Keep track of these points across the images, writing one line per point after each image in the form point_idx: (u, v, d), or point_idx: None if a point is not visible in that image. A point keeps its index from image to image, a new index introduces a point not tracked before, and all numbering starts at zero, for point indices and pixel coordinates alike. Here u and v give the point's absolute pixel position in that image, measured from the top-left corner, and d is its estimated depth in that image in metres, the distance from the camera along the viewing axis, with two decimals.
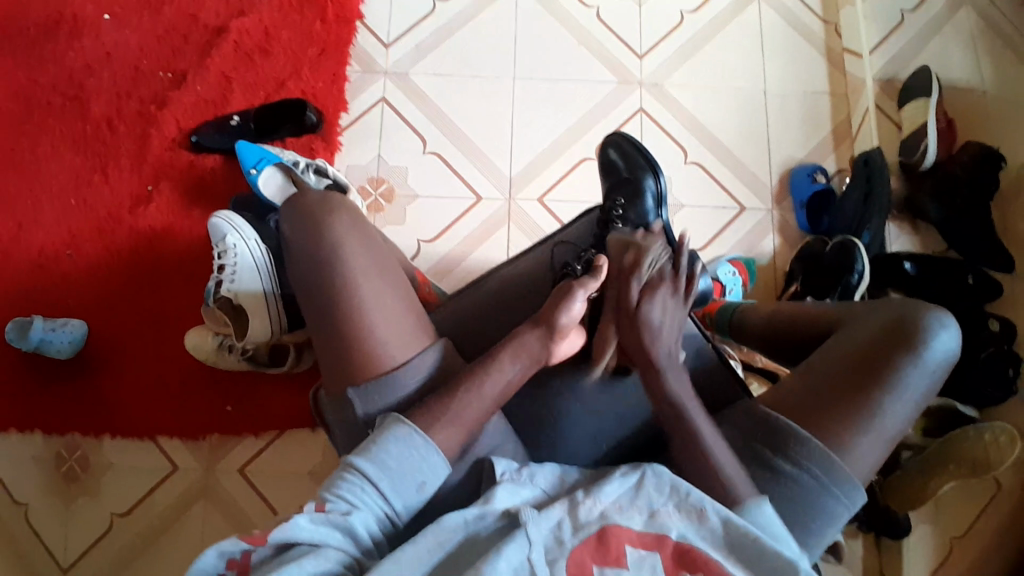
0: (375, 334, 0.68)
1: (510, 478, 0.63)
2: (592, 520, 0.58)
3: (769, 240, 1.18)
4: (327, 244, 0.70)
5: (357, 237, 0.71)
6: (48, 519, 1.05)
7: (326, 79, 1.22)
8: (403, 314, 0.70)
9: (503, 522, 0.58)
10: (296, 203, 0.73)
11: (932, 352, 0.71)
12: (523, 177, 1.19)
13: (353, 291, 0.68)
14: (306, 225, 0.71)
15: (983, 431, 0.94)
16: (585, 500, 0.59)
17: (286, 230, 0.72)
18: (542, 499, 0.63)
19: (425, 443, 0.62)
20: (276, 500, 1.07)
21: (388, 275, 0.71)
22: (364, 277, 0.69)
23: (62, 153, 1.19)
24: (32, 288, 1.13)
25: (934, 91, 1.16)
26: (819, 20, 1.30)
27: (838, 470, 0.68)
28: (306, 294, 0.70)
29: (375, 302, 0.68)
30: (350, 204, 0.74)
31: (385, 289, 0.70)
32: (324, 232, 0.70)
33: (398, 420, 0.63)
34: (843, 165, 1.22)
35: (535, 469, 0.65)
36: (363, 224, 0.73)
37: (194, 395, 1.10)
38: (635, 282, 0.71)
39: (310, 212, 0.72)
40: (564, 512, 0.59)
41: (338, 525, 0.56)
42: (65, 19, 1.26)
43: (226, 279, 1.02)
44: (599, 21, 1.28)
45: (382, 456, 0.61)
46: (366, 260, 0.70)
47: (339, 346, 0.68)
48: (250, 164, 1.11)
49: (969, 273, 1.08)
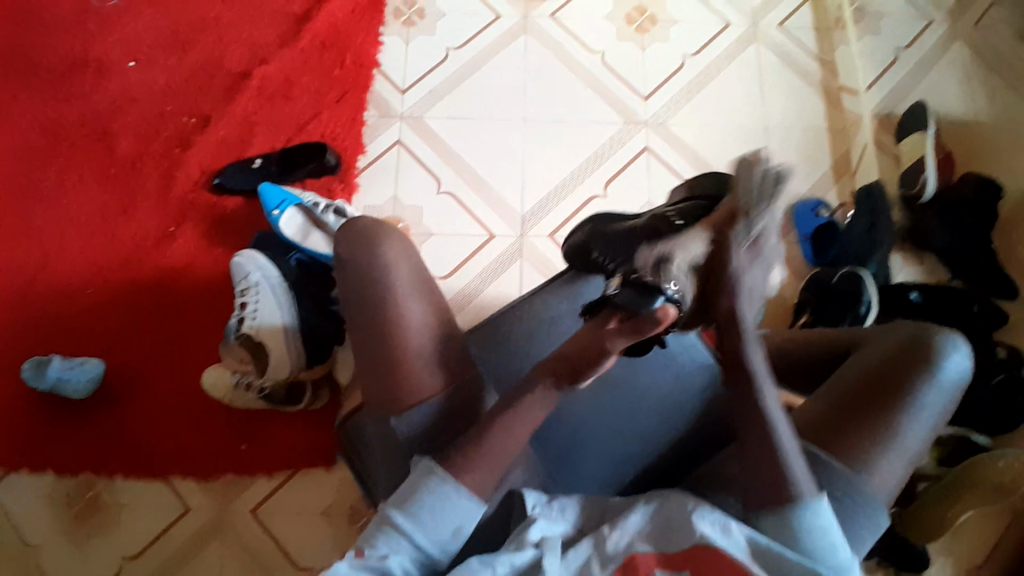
0: (416, 353, 0.72)
1: (542, 511, 0.66)
2: (620, 551, 0.62)
3: (777, 272, 1.21)
4: (377, 267, 0.74)
5: (405, 261, 0.76)
6: (61, 561, 1.05)
7: (344, 123, 1.27)
8: (442, 353, 0.74)
9: (534, 556, 0.61)
10: (349, 226, 0.77)
11: (946, 372, 0.74)
12: (535, 214, 1.23)
13: (401, 313, 0.72)
14: (358, 245, 0.75)
15: (999, 457, 0.95)
16: (612, 532, 0.63)
17: (341, 251, 0.77)
18: (571, 533, 0.66)
19: (459, 493, 0.63)
20: (292, 542, 1.07)
21: (433, 321, 0.74)
22: (410, 300, 0.74)
23: (85, 193, 1.23)
24: (53, 325, 1.15)
25: (931, 125, 1.20)
26: (816, 60, 1.35)
27: (863, 493, 0.69)
28: (354, 316, 0.74)
29: (418, 327, 0.73)
30: (396, 228, 0.78)
31: (426, 312, 0.74)
32: (376, 255, 0.75)
33: (431, 469, 0.64)
34: (846, 198, 1.25)
35: (565, 501, 0.68)
36: (410, 248, 0.77)
37: (214, 432, 1.11)
38: (764, 206, 0.55)
39: (363, 232, 0.76)
40: (591, 546, 0.63)
41: (376, 569, 0.59)
42: (91, 64, 1.31)
43: (247, 316, 1.06)
44: (604, 65, 1.33)
45: (417, 509, 0.62)
46: (415, 287, 0.75)
47: (383, 372, 0.72)
48: (273, 204, 1.15)
49: (975, 302, 1.11)
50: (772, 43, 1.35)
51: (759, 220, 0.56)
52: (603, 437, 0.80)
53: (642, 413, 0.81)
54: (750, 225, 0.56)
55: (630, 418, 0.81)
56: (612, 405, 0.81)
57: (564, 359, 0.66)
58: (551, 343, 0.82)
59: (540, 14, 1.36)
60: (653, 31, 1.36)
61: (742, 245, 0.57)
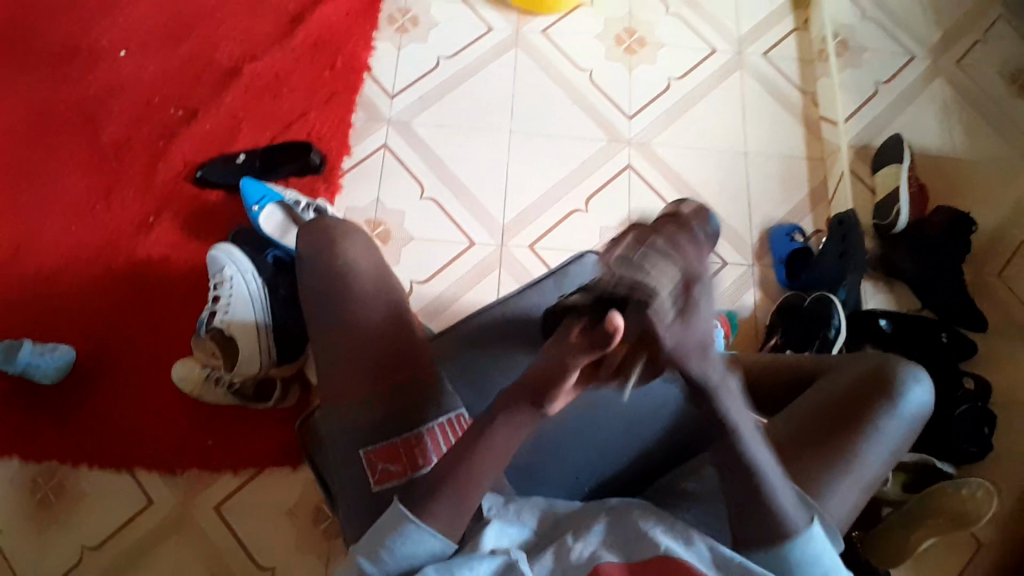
0: (371, 337, 0.79)
1: (498, 513, 0.68)
2: (583, 560, 0.63)
3: (752, 293, 1.22)
4: (339, 262, 0.83)
5: (364, 256, 0.84)
6: (18, 549, 1.03)
7: (331, 124, 1.28)
8: (400, 341, 0.79)
9: (498, 562, 0.61)
10: (314, 225, 0.87)
11: (906, 404, 0.76)
12: (516, 224, 1.24)
13: (356, 304, 0.80)
14: (321, 241, 0.85)
15: (961, 486, 0.95)
16: (575, 543, 0.64)
17: (306, 247, 0.85)
18: (530, 537, 0.67)
19: (426, 532, 0.63)
20: (253, 542, 1.05)
21: (390, 313, 0.81)
22: (368, 291, 0.81)
23: (66, 179, 1.22)
24: (23, 309, 1.13)
25: (905, 158, 1.23)
26: (798, 90, 1.38)
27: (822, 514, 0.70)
28: (315, 306, 0.82)
29: (373, 315, 0.80)
30: (360, 228, 0.87)
31: (381, 302, 0.81)
32: (341, 255, 0.83)
33: (400, 514, 0.64)
34: (821, 225, 1.28)
35: (521, 505, 0.69)
36: (371, 245, 0.86)
37: (179, 425, 1.09)
38: (654, 262, 0.51)
39: (328, 231, 0.85)
40: (553, 560, 0.63)
41: None
42: (80, 51, 1.31)
43: (220, 310, 1.05)
44: (592, 83, 1.35)
45: (385, 555, 0.63)
46: (374, 283, 0.82)
47: (345, 355, 0.78)
48: (252, 200, 1.15)
49: (943, 332, 1.13)
50: (756, 70, 1.38)
51: (666, 282, 0.50)
52: (568, 448, 0.82)
53: (608, 425, 0.83)
54: (658, 292, 0.50)
55: (596, 429, 0.83)
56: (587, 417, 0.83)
57: (525, 387, 0.64)
58: (522, 342, 0.85)
59: (531, 30, 1.39)
60: (640, 53, 1.38)
61: (667, 315, 0.51)
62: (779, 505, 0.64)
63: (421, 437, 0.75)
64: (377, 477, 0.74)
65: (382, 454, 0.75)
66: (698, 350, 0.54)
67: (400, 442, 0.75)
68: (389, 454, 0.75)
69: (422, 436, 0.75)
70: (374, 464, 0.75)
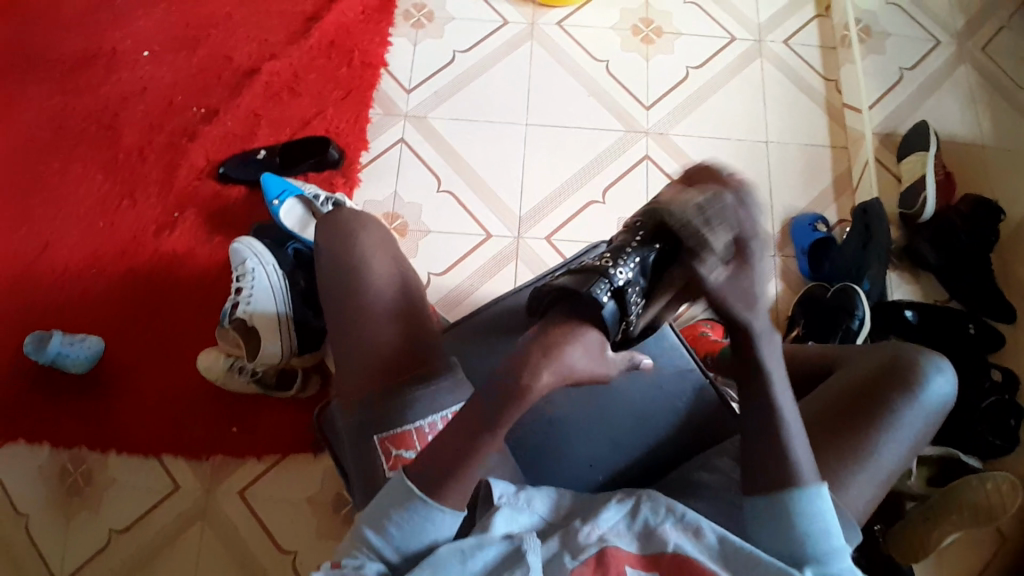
0: (382, 332, 0.80)
1: (508, 501, 0.66)
2: (591, 542, 0.62)
3: (772, 284, 1.21)
4: (352, 258, 0.84)
5: (378, 250, 0.86)
6: (48, 534, 1.07)
7: (349, 120, 1.30)
8: (418, 328, 0.81)
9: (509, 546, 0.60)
10: (330, 220, 0.89)
11: (926, 395, 0.75)
12: (532, 216, 1.24)
13: (368, 299, 0.82)
14: (339, 234, 0.87)
15: (985, 479, 0.91)
16: (583, 526, 0.63)
17: (321, 240, 0.87)
18: (538, 523, 0.66)
19: (435, 509, 0.61)
20: (275, 527, 1.07)
21: (405, 305, 0.82)
22: (380, 286, 0.83)
23: (93, 178, 1.26)
24: (51, 304, 1.18)
25: (932, 144, 1.20)
26: (819, 78, 1.35)
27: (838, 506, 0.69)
28: (331, 300, 0.84)
29: (385, 310, 0.81)
30: (376, 222, 0.90)
31: (393, 298, 0.82)
32: (355, 248, 0.85)
33: (408, 489, 0.62)
34: (845, 215, 1.25)
35: (531, 493, 0.68)
36: (384, 239, 0.88)
37: (202, 415, 1.12)
38: (717, 219, 0.55)
39: (345, 224, 0.88)
40: (559, 543, 0.63)
41: None
42: (106, 54, 1.35)
43: (242, 301, 1.08)
44: (608, 74, 1.35)
45: (391, 529, 0.62)
46: (387, 277, 0.84)
47: (357, 348, 0.80)
48: (273, 194, 1.17)
49: (970, 323, 1.10)
50: (775, 59, 1.36)
51: (723, 238, 0.55)
52: (576, 439, 0.82)
53: (619, 414, 0.83)
54: (714, 250, 0.55)
55: (606, 418, 0.83)
56: (603, 411, 0.83)
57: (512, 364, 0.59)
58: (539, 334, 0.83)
59: (547, 22, 1.39)
60: (656, 43, 1.37)
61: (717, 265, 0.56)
62: (789, 499, 0.62)
63: (433, 424, 0.74)
64: (391, 463, 0.74)
65: (394, 441, 0.74)
66: (745, 301, 0.58)
67: (412, 429, 0.74)
68: (401, 441, 0.74)
69: (434, 423, 0.74)
70: (388, 450, 0.74)
